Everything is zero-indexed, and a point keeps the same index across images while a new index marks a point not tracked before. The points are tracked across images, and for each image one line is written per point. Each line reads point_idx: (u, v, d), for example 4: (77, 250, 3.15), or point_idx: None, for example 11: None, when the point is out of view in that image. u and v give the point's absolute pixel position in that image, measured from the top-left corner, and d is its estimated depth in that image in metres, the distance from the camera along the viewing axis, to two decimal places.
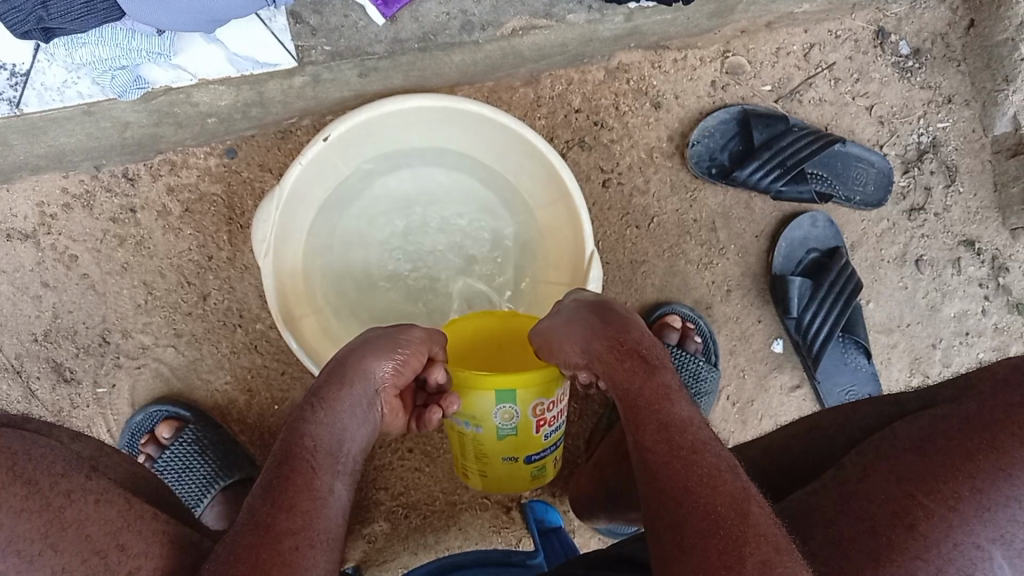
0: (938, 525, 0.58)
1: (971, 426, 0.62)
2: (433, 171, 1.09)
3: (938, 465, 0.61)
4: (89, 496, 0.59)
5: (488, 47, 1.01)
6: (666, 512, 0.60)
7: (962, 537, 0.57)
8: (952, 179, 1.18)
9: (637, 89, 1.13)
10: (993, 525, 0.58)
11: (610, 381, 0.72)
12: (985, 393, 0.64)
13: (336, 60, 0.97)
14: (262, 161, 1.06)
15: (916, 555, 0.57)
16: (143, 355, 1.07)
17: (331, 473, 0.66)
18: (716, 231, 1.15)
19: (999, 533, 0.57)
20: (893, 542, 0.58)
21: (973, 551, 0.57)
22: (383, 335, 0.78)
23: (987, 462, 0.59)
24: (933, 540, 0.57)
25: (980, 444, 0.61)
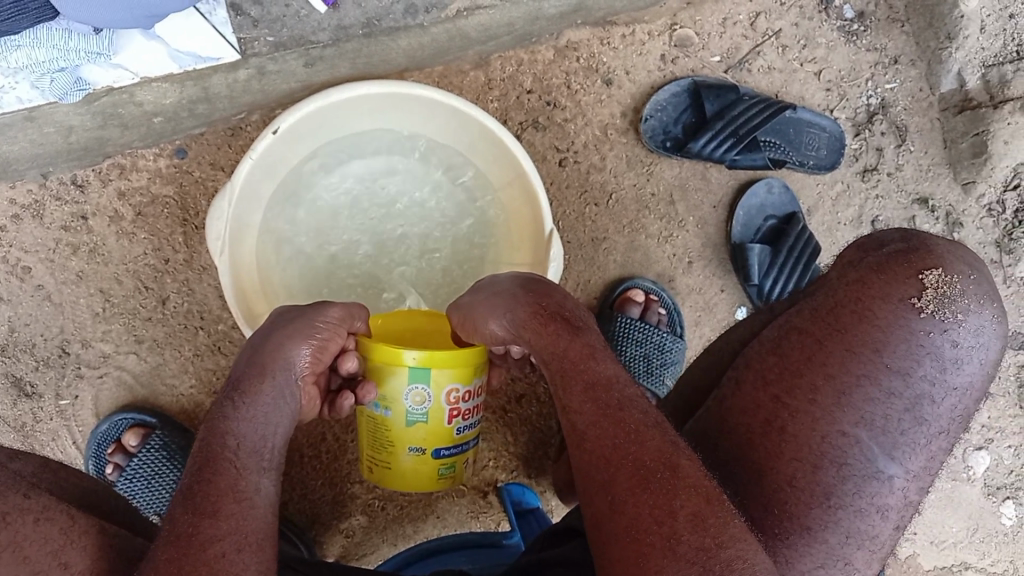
0: (803, 420, 0.71)
1: (818, 319, 0.75)
2: (389, 159, 1.08)
3: (795, 364, 0.73)
4: (28, 515, 0.60)
5: (433, 30, 1.02)
6: (597, 473, 0.64)
7: (827, 428, 0.71)
8: (903, 139, 1.19)
9: (587, 67, 1.14)
10: (851, 410, 0.71)
11: (535, 350, 0.73)
12: (832, 292, 0.76)
13: (280, 50, 0.97)
14: (213, 159, 1.04)
15: (792, 457, 0.70)
16: (104, 364, 1.06)
17: (256, 471, 0.65)
18: (674, 204, 1.16)
19: (861, 415, 0.71)
20: (770, 448, 0.71)
21: (840, 438, 0.70)
22: (301, 316, 0.77)
23: (833, 350, 0.73)
24: (802, 439, 0.71)
25: (825, 334, 0.74)
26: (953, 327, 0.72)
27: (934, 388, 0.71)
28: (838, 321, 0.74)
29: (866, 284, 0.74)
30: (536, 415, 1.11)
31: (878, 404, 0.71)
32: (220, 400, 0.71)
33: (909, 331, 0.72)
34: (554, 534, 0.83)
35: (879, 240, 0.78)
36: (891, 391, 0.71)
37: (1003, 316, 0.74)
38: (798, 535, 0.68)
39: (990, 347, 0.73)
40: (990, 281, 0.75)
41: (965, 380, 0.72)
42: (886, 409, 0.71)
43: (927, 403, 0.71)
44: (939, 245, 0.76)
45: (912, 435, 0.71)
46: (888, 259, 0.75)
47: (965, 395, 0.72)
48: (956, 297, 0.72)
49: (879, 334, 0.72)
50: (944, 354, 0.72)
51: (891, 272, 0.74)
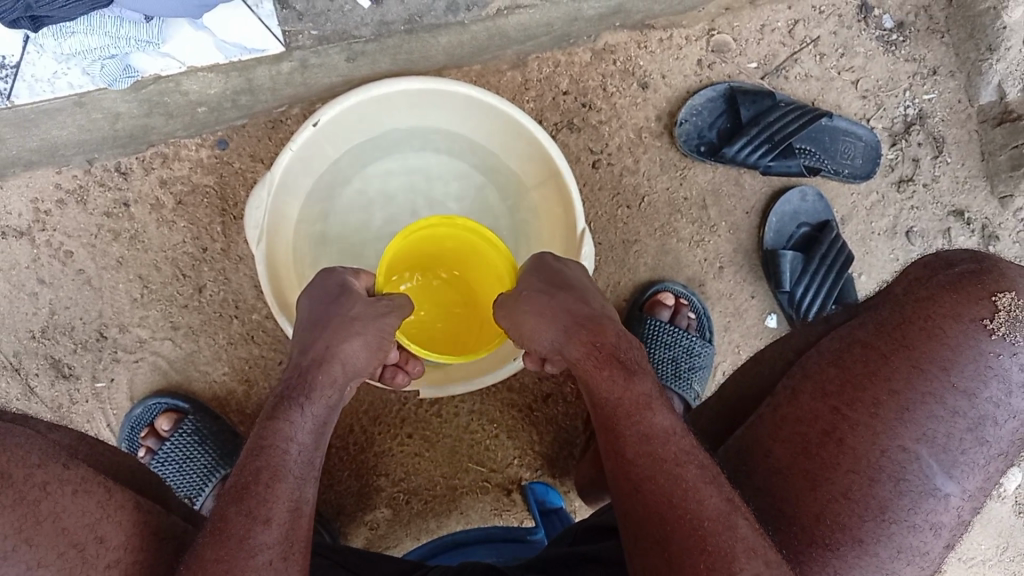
0: (865, 435, 0.70)
1: (883, 332, 0.74)
2: (426, 153, 1.10)
3: (857, 377, 0.73)
4: (67, 486, 0.61)
5: (473, 27, 1.04)
6: (652, 528, 0.64)
7: (887, 443, 0.69)
8: (939, 150, 1.18)
9: (624, 70, 1.15)
10: (915, 427, 0.70)
11: (587, 385, 0.73)
12: (900, 307, 0.76)
13: (324, 43, 1.01)
14: (254, 151, 1.06)
15: (849, 469, 0.69)
16: (140, 349, 1.08)
17: (308, 477, 0.66)
18: (707, 209, 1.16)
19: (921, 433, 0.70)
20: (826, 459, 0.70)
21: (900, 454, 0.69)
22: (362, 309, 0.75)
23: (898, 366, 0.72)
24: (861, 452, 0.69)
25: (890, 348, 0.73)
26: (1021, 348, 0.72)
27: (998, 411, 0.71)
28: (905, 335, 0.73)
29: (936, 300, 0.74)
30: (562, 416, 1.12)
31: (942, 423, 0.70)
32: (275, 399, 0.71)
33: (980, 352, 0.71)
34: (581, 531, 0.83)
35: (948, 260, 0.79)
36: (956, 411, 0.70)
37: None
38: (849, 547, 0.67)
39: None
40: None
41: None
42: (950, 427, 0.70)
43: (990, 424, 0.71)
44: (1010, 270, 0.76)
45: (972, 456, 0.70)
46: (959, 279, 0.75)
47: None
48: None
49: (949, 351, 0.72)
50: (1010, 377, 0.72)
51: (965, 292, 0.74)
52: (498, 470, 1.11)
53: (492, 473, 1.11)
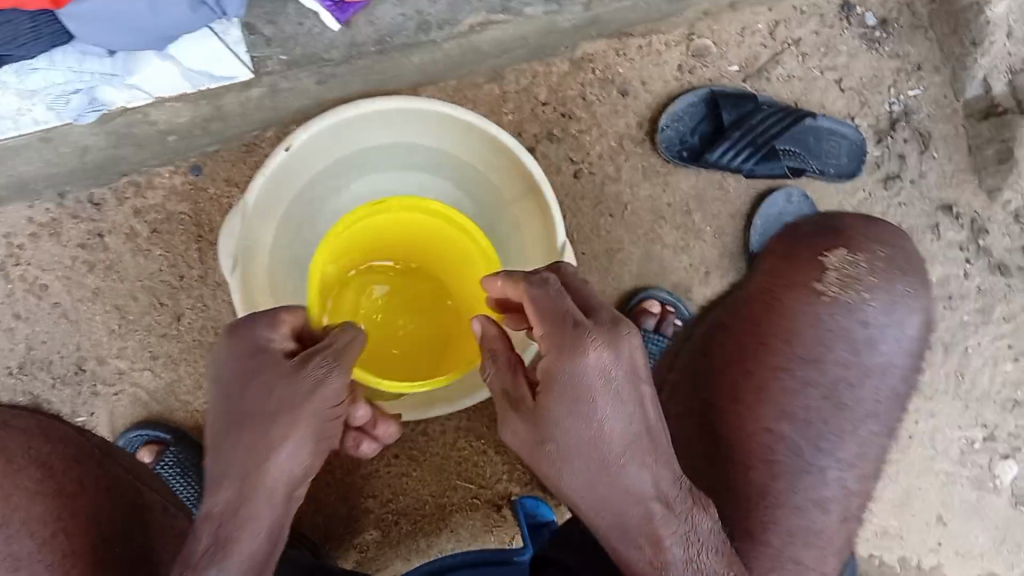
0: (733, 421, 0.80)
1: (738, 315, 0.84)
2: (404, 169, 1.09)
3: (719, 367, 0.82)
4: (100, 483, 0.73)
5: (445, 45, 0.94)
6: None
7: (754, 424, 0.80)
8: (926, 145, 1.16)
9: (603, 78, 1.14)
10: (777, 407, 0.81)
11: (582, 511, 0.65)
12: (752, 296, 0.85)
13: (294, 68, 0.91)
14: (228, 176, 1.04)
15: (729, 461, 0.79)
16: (120, 381, 1.06)
17: None
18: (691, 214, 1.15)
19: (785, 410, 0.81)
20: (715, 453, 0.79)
21: (767, 434, 0.80)
22: (285, 393, 0.59)
23: (755, 354, 0.82)
24: (737, 439, 0.80)
25: (743, 329, 0.83)
26: (858, 308, 0.83)
27: (850, 372, 0.82)
28: (762, 314, 0.83)
29: (790, 272, 0.84)
30: None
31: (810, 396, 0.81)
32: (207, 543, 0.57)
33: (813, 317, 0.82)
34: None
35: (796, 232, 0.88)
36: (808, 381, 0.82)
37: (920, 291, 0.84)
38: (745, 536, 0.77)
39: (903, 323, 0.83)
40: (904, 260, 0.85)
41: (881, 359, 0.83)
42: (806, 400, 0.81)
43: (845, 386, 0.82)
44: (855, 232, 0.86)
45: (838, 422, 0.81)
46: (791, 251, 0.86)
47: (883, 373, 0.83)
48: (859, 275, 0.83)
49: (806, 322, 0.82)
50: (855, 336, 0.82)
51: (802, 266, 0.84)
52: (487, 486, 1.10)
53: (482, 490, 1.09)
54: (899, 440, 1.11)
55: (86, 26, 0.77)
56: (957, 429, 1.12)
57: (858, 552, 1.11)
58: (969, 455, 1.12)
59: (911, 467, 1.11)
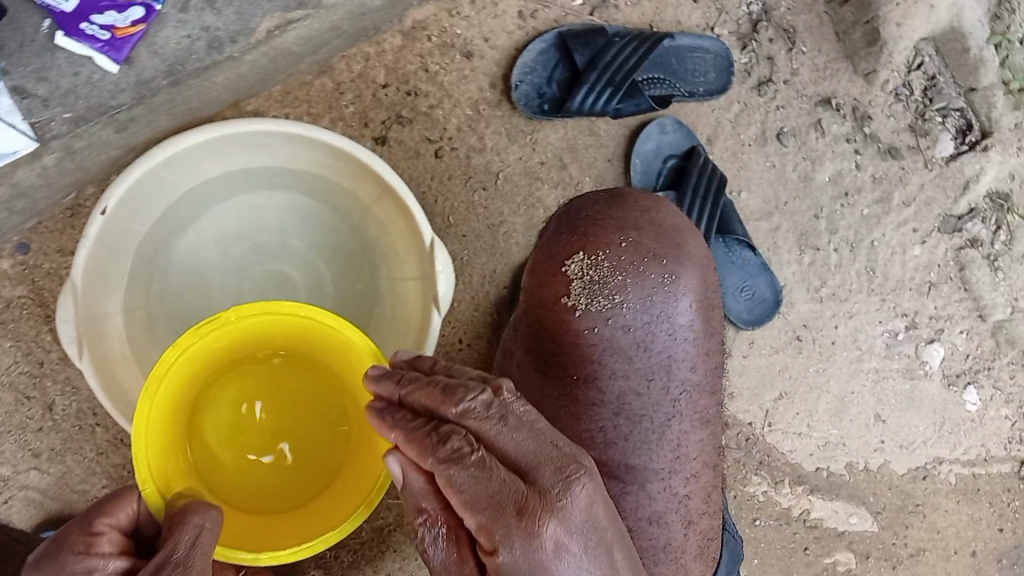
0: None
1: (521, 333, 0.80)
2: (249, 195, 1.00)
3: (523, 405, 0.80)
4: None
5: (248, 58, 0.85)
6: None
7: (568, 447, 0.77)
8: (792, 41, 1.10)
9: (442, 44, 1.04)
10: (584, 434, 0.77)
11: None
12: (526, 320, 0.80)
13: (83, 125, 0.81)
14: (61, 246, 0.96)
15: None
16: (6, 489, 0.98)
17: None
18: (566, 168, 1.08)
19: (582, 437, 0.77)
20: None
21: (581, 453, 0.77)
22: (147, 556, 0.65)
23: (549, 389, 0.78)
24: None
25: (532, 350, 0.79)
26: (609, 312, 0.75)
27: (630, 382, 0.76)
28: (537, 339, 0.78)
29: (550, 285, 0.77)
30: None
31: (584, 409, 0.77)
32: None
33: (576, 333, 0.76)
34: None
35: (569, 217, 0.80)
36: (593, 402, 0.77)
37: (686, 267, 0.77)
38: None
39: (664, 314, 0.76)
40: (675, 233, 0.79)
41: (663, 354, 0.76)
42: (595, 416, 0.77)
43: (632, 396, 0.77)
44: (609, 218, 0.78)
45: (638, 436, 0.77)
46: (547, 258, 0.78)
47: (666, 370, 0.76)
48: (603, 278, 0.76)
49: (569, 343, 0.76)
50: (618, 342, 0.76)
51: (554, 281, 0.77)
52: None
53: None
54: (821, 349, 1.09)
55: None
56: (878, 324, 1.10)
57: (805, 468, 1.09)
58: (895, 347, 1.10)
59: (839, 373, 1.10)
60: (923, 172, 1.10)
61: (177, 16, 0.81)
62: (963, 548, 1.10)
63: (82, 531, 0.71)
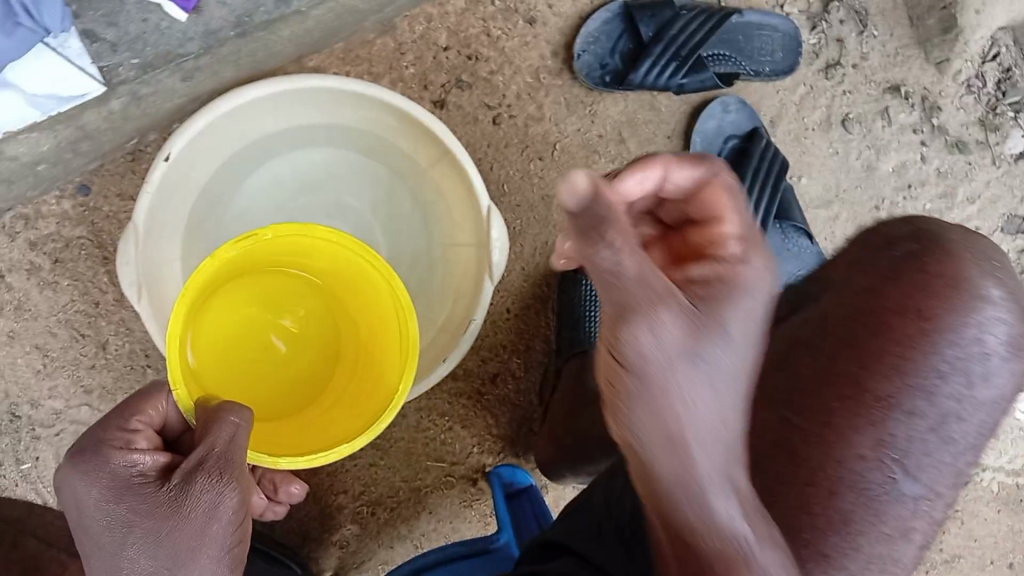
0: (815, 446, 0.64)
1: (825, 331, 0.68)
2: (307, 150, 1.00)
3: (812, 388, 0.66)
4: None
5: (315, 14, 0.85)
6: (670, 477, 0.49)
7: (844, 453, 0.63)
8: (863, 24, 1.08)
9: (505, 9, 1.03)
10: (871, 433, 0.64)
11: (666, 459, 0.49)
12: (848, 303, 0.69)
13: (150, 72, 0.82)
14: (120, 190, 0.98)
15: (806, 483, 0.62)
16: (58, 421, 1.01)
17: None
18: (625, 142, 1.06)
19: (879, 437, 0.64)
20: (779, 473, 0.63)
21: (860, 463, 0.63)
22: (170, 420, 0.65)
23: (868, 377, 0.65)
24: (816, 462, 0.63)
25: (838, 349, 0.67)
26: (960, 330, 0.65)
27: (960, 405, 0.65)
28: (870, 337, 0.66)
29: (881, 294, 0.67)
30: (515, 393, 1.07)
31: (898, 425, 0.64)
32: None
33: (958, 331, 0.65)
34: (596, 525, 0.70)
35: (887, 235, 0.71)
36: (913, 411, 0.64)
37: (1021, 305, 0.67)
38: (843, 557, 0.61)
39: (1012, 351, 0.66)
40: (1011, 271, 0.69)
41: (979, 375, 0.65)
42: (908, 429, 0.64)
43: (954, 420, 0.65)
44: (956, 246, 0.68)
45: (937, 455, 0.65)
46: (904, 261, 0.68)
47: (970, 401, 0.65)
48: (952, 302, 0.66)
49: (898, 351, 0.65)
50: (965, 365, 0.65)
51: (917, 289, 0.66)
52: (460, 462, 1.07)
53: (455, 466, 1.07)
54: None
55: None
56: None
57: None
58: None
59: None
60: (989, 168, 1.10)
61: None
62: (1000, 557, 1.10)
63: (116, 430, 0.62)
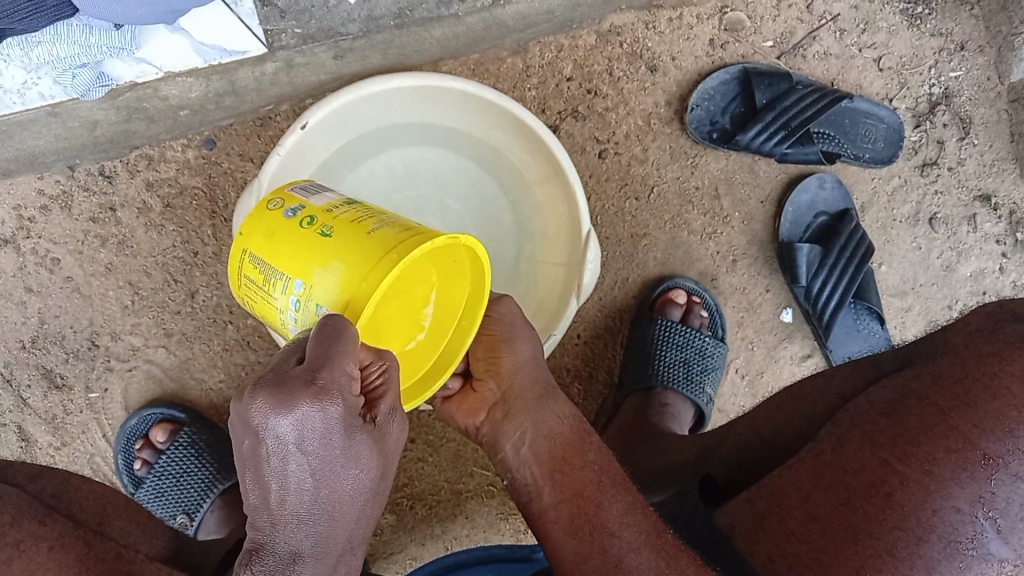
0: (913, 491, 0.60)
1: (942, 387, 0.65)
2: (422, 148, 1.05)
3: (911, 432, 0.63)
4: (41, 543, 0.68)
5: (468, 20, 1.00)
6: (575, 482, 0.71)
7: (940, 502, 0.59)
8: (966, 131, 1.12)
9: (631, 53, 1.07)
10: (972, 487, 0.59)
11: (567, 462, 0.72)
12: (960, 356, 0.66)
13: (309, 42, 0.96)
14: (242, 150, 1.01)
15: (895, 526, 0.60)
16: (134, 357, 1.04)
17: None
18: (719, 198, 1.10)
19: (979, 492, 0.59)
20: (871, 513, 0.61)
21: (954, 516, 0.59)
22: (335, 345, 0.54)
23: (960, 425, 0.61)
24: (909, 509, 0.60)
25: (951, 404, 0.63)
26: None
27: None
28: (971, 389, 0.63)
29: (1005, 359, 0.63)
30: None
31: (1002, 486, 0.59)
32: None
33: None
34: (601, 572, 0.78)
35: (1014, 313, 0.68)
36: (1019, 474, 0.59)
37: None
38: None
39: None
40: None
41: None
42: (1012, 491, 0.59)
43: None
44: None
45: None
46: None
47: None
48: None
49: (1015, 414, 0.60)
50: None
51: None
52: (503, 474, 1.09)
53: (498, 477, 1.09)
54: None
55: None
56: None
57: None
58: None
59: None
60: None
61: None
62: None
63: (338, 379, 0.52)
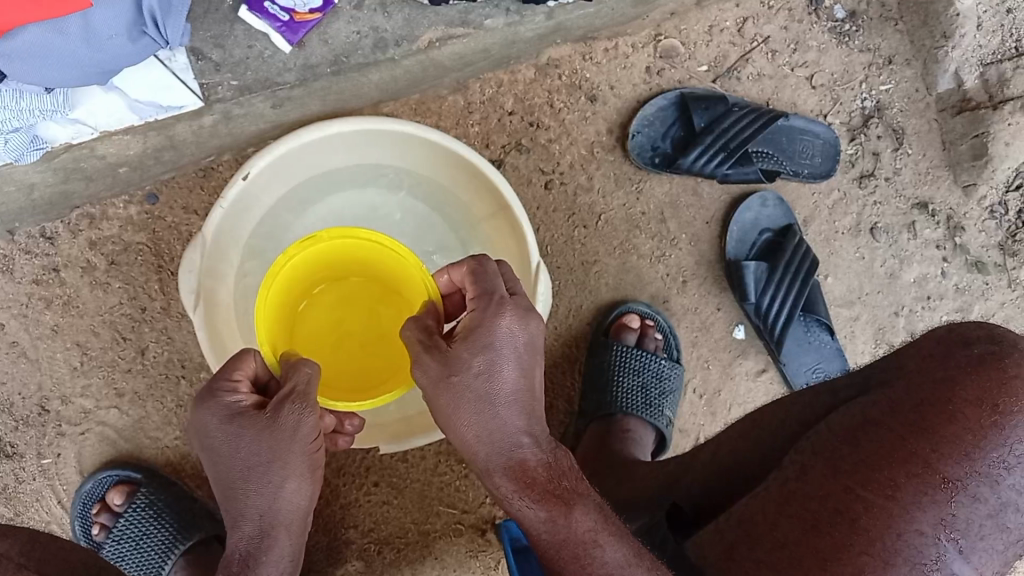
0: (879, 516, 0.60)
1: (900, 412, 0.64)
2: (370, 189, 1.05)
3: (873, 456, 0.63)
4: None
5: (405, 63, 0.97)
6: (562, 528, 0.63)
7: (904, 526, 0.59)
8: (899, 142, 1.15)
9: (570, 84, 1.08)
10: (933, 511, 0.60)
11: (544, 500, 0.64)
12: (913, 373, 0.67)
13: (245, 94, 0.92)
14: (186, 203, 1.01)
15: (862, 552, 0.59)
16: (85, 420, 1.02)
17: None
18: (666, 222, 1.12)
19: (942, 516, 0.60)
20: (838, 539, 0.60)
21: (918, 539, 0.59)
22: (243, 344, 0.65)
23: (917, 449, 0.61)
24: (876, 534, 0.59)
25: (908, 429, 0.63)
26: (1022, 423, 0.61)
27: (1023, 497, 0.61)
28: (925, 416, 0.63)
29: (958, 383, 0.63)
30: None
31: (961, 507, 0.60)
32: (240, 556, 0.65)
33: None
34: None
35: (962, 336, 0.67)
36: (976, 495, 0.60)
37: None
38: None
39: None
40: None
41: None
42: (970, 512, 0.60)
43: (1012, 510, 0.61)
44: None
45: (992, 540, 0.61)
46: (979, 360, 0.64)
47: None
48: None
49: (972, 438, 0.61)
50: None
51: (977, 374, 0.63)
52: (470, 511, 1.09)
53: (465, 514, 1.08)
54: None
55: (19, 62, 0.72)
56: None
57: None
58: None
59: None
60: (1005, 288, 1.18)
61: (350, 12, 0.93)
62: None
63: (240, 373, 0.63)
